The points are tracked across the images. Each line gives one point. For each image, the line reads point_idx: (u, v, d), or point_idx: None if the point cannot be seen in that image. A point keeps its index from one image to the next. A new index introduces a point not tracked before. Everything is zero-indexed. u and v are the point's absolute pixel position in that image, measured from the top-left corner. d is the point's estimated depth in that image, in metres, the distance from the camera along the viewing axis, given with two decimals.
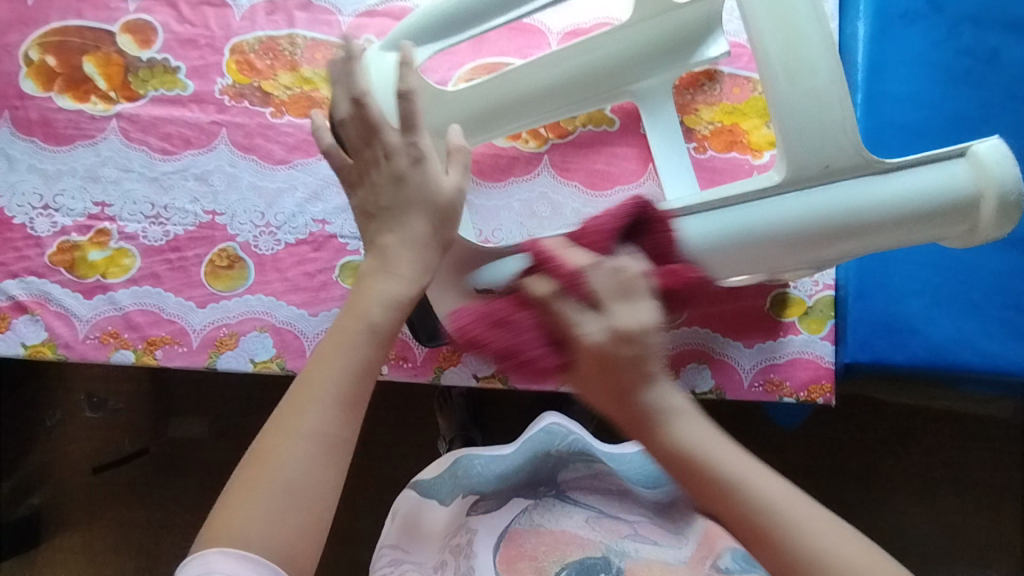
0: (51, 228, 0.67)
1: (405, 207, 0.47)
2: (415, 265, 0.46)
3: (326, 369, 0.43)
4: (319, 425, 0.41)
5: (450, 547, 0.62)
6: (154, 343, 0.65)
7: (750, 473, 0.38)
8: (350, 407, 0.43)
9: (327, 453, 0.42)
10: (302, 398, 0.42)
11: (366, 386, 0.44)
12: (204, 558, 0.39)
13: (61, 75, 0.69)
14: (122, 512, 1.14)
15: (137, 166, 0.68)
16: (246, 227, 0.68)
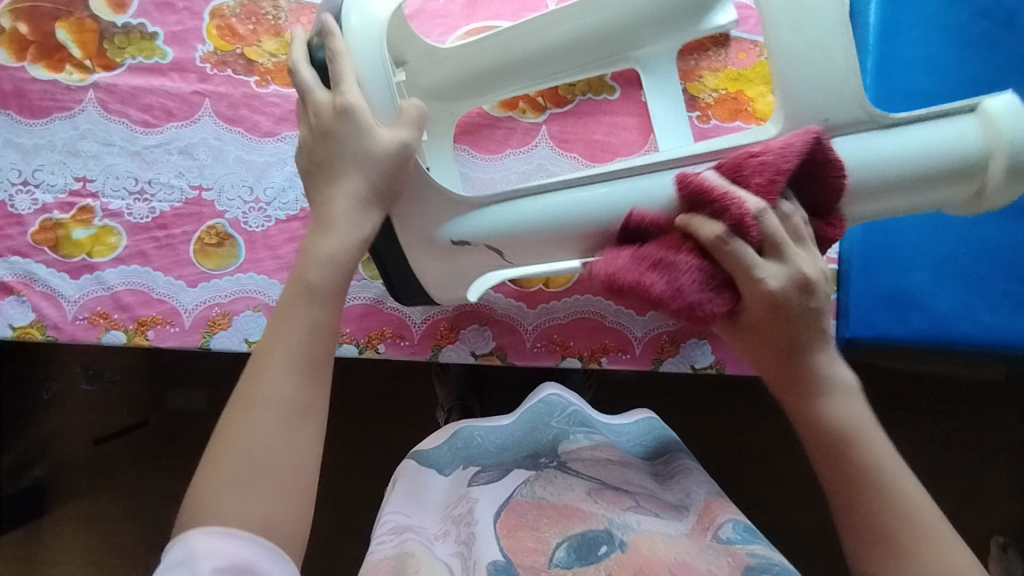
0: (32, 205, 0.65)
1: (340, 162, 0.48)
2: (353, 218, 0.47)
3: (280, 338, 0.43)
4: (277, 391, 0.42)
5: (453, 516, 0.61)
6: (145, 324, 0.64)
7: (885, 466, 0.43)
8: (307, 369, 0.43)
9: (294, 419, 0.42)
10: (259, 369, 0.42)
11: (323, 348, 0.44)
12: (185, 541, 0.38)
13: (32, 43, 0.66)
14: (125, 483, 1.15)
15: (118, 140, 0.65)
16: (235, 203, 0.66)
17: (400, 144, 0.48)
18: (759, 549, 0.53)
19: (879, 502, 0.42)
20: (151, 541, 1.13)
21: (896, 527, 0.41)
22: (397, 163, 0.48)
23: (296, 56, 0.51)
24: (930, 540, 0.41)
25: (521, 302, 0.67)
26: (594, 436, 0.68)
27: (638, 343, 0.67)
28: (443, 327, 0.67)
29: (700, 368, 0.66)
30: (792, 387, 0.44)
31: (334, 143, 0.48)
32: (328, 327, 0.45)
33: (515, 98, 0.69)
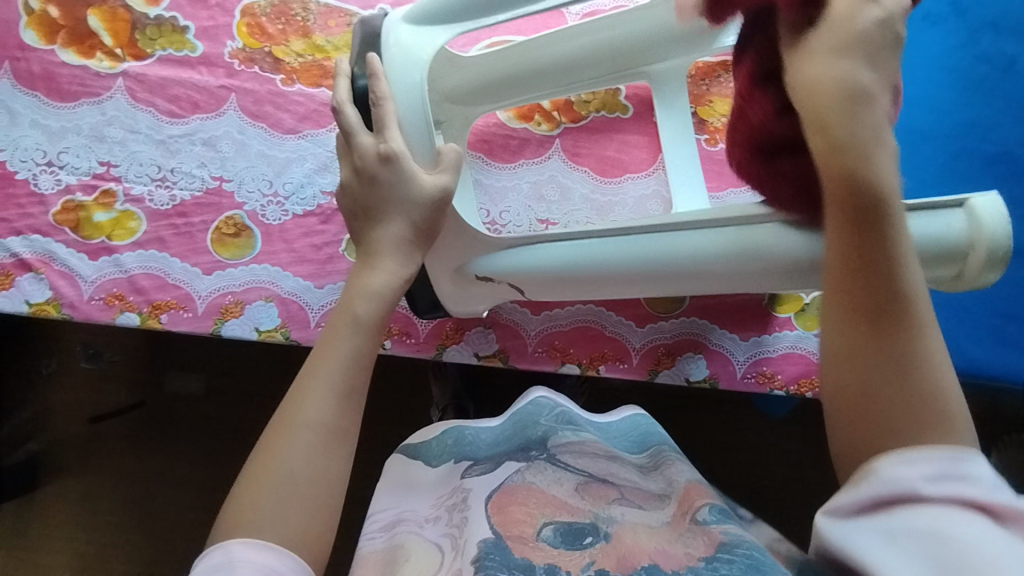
0: (56, 186, 0.66)
1: (386, 203, 0.51)
2: (398, 258, 0.50)
3: (320, 366, 0.45)
4: (317, 415, 0.44)
5: (444, 505, 0.63)
6: (159, 308, 0.66)
7: (908, 298, 0.35)
8: (347, 397, 0.45)
9: (329, 443, 0.44)
10: (301, 393, 0.44)
11: (363, 376, 0.46)
12: (226, 548, 0.40)
13: (64, 28, 0.68)
14: (119, 462, 1.16)
15: (144, 128, 0.67)
16: (254, 195, 0.68)
17: (439, 186, 0.52)
18: (733, 528, 0.55)
19: (881, 317, 0.35)
20: (141, 522, 1.14)
21: (885, 367, 0.34)
22: (434, 203, 0.52)
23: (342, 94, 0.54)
24: (919, 383, 0.34)
25: (525, 309, 0.70)
26: (582, 434, 0.70)
27: (636, 353, 0.69)
28: (448, 327, 0.69)
29: (694, 381, 0.69)
30: (829, 165, 0.37)
31: (382, 186, 0.51)
32: (365, 357, 0.47)
33: (531, 111, 0.71)
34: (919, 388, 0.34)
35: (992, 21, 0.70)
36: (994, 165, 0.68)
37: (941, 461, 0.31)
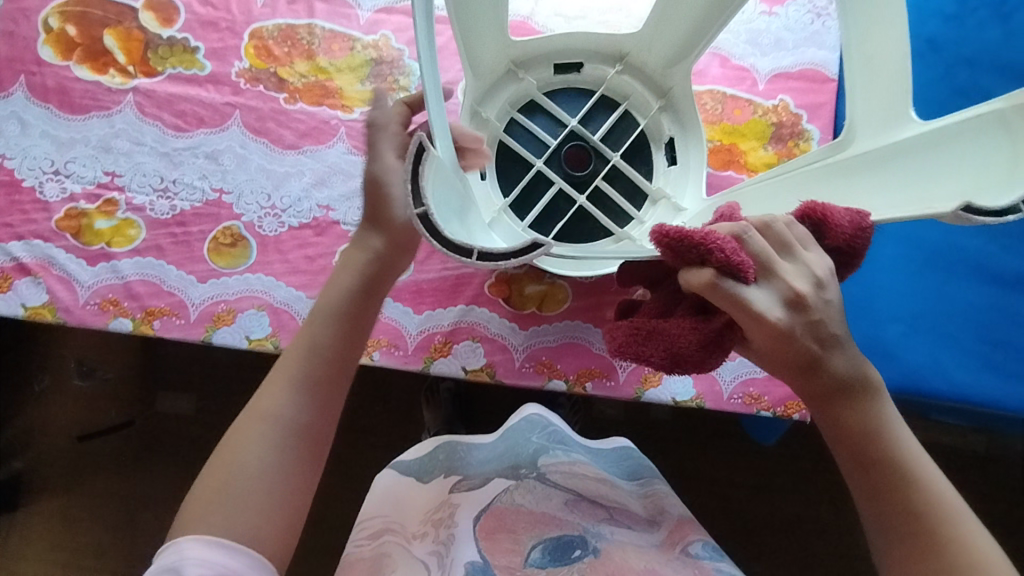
0: (60, 193, 0.68)
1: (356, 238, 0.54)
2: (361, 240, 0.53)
3: (284, 374, 0.50)
4: (277, 409, 0.49)
5: (431, 524, 0.61)
6: (153, 314, 0.67)
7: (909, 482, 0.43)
8: (303, 394, 0.50)
9: (288, 444, 0.48)
10: (270, 387, 0.50)
11: (320, 372, 0.51)
12: (176, 547, 0.45)
13: (79, 45, 0.70)
14: (105, 484, 1.15)
15: (150, 141, 0.70)
16: (252, 207, 0.69)
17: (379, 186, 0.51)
18: (725, 566, 0.57)
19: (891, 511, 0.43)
20: (123, 546, 1.13)
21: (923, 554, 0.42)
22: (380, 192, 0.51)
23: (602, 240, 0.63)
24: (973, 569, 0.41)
25: (513, 324, 0.70)
26: (574, 454, 0.68)
27: (622, 370, 0.69)
28: (437, 341, 0.69)
29: (681, 402, 0.69)
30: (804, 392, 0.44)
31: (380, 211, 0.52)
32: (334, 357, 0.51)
33: None
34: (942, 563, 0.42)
35: (966, 58, 0.73)
36: None
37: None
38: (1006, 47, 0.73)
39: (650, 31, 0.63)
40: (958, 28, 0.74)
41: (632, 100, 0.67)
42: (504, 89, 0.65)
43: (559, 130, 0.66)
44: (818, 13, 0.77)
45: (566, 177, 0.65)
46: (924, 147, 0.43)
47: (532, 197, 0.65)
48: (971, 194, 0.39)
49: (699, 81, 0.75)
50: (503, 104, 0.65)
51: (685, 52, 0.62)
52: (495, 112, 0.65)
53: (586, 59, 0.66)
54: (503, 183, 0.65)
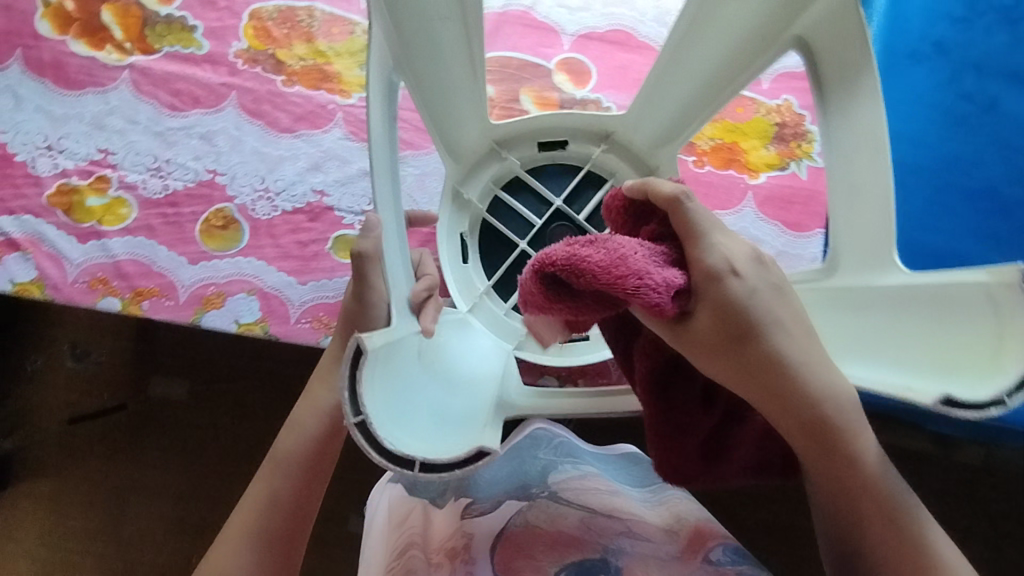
0: (53, 169, 0.67)
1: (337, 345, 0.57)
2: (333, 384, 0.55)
3: (263, 481, 0.54)
4: (236, 565, 0.51)
5: (447, 548, 0.59)
6: (142, 294, 0.66)
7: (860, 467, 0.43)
8: (264, 546, 0.52)
9: (261, 551, 0.52)
10: (229, 541, 0.52)
11: (280, 522, 0.53)
12: None
13: (76, 21, 0.70)
14: (95, 466, 1.15)
15: (144, 119, 0.69)
16: (245, 190, 0.69)
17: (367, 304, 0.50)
18: (750, 570, 0.57)
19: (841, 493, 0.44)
20: (110, 530, 1.12)
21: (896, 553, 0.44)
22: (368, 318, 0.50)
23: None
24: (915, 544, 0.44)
25: None
26: (583, 467, 0.67)
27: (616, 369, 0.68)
28: None
29: None
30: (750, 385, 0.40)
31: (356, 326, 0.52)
32: (305, 467, 0.54)
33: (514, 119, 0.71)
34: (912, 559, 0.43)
35: (973, 62, 0.72)
36: (978, 201, 0.69)
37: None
38: (1013, 53, 0.72)
39: (637, 110, 0.63)
40: (966, 31, 0.73)
41: (620, 176, 0.65)
42: (486, 168, 0.66)
43: (545, 209, 0.66)
44: None
45: None
46: (893, 310, 0.43)
47: (515, 281, 0.66)
48: (948, 383, 0.38)
49: None
50: (484, 184, 0.66)
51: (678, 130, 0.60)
52: (477, 192, 0.65)
53: (570, 137, 0.66)
54: (488, 263, 0.66)
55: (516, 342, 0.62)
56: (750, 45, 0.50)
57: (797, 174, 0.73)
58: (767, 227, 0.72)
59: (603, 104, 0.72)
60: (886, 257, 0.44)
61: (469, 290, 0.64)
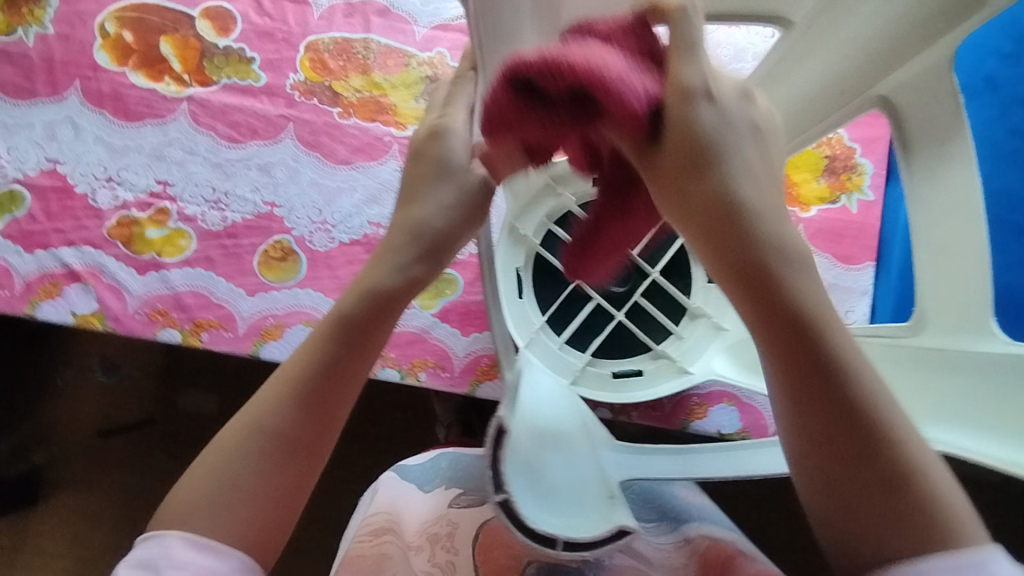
0: (112, 201, 0.68)
1: (404, 214, 0.47)
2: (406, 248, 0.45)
3: (282, 372, 0.41)
4: (277, 424, 0.40)
5: (429, 532, 0.50)
6: (201, 326, 0.67)
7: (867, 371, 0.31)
8: (317, 408, 0.40)
9: (285, 451, 0.39)
10: (232, 447, 0.39)
11: (343, 397, 0.41)
12: (162, 546, 0.37)
13: (135, 52, 0.70)
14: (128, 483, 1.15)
15: (203, 150, 0.69)
16: (303, 222, 0.69)
17: (476, 181, 0.47)
18: None
19: (837, 400, 0.30)
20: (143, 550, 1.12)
21: (874, 514, 0.29)
22: (476, 203, 0.47)
23: (637, 358, 0.67)
24: (924, 498, 0.29)
25: None
26: None
27: (669, 403, 0.70)
28: (484, 364, 0.69)
29: (726, 435, 0.69)
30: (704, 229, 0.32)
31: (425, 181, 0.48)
32: (342, 369, 0.41)
33: None
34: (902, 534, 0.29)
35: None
36: None
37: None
38: None
39: None
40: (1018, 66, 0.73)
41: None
42: (542, 202, 0.67)
43: None
44: None
45: (605, 292, 0.69)
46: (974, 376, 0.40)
47: (568, 313, 0.69)
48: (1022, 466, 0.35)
49: None
50: (540, 217, 0.67)
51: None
52: (531, 226, 0.67)
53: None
54: (543, 297, 0.69)
55: (572, 376, 0.66)
56: (827, 97, 0.45)
57: (847, 207, 0.74)
58: (819, 260, 0.73)
59: None
60: (981, 318, 0.41)
61: (525, 324, 0.66)
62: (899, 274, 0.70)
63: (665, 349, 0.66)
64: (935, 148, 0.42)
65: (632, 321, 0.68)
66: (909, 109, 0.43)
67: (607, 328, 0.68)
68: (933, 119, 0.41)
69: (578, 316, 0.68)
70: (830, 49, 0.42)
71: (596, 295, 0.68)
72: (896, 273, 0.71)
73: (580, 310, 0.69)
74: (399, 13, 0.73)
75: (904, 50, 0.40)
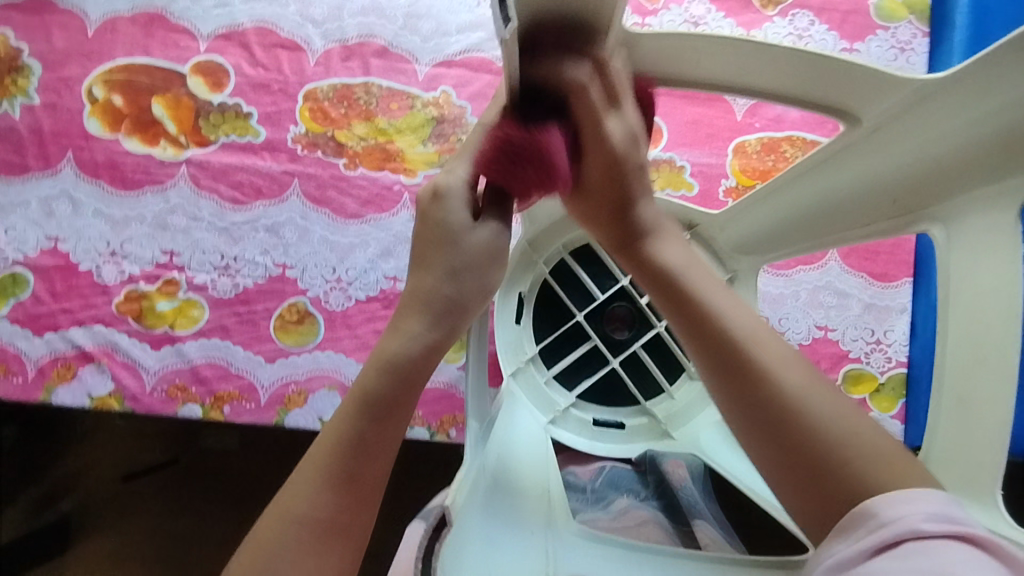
0: (118, 275, 0.65)
1: (420, 283, 0.45)
2: (423, 315, 0.44)
3: (313, 463, 0.39)
4: (311, 509, 0.38)
5: None
6: (222, 399, 0.64)
7: (753, 331, 0.38)
8: (345, 488, 0.38)
9: (326, 539, 0.38)
10: (267, 537, 0.37)
11: (374, 472, 0.39)
12: None
13: (127, 116, 0.67)
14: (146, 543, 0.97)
15: (207, 216, 0.67)
16: (317, 282, 0.67)
17: (494, 237, 0.45)
18: None
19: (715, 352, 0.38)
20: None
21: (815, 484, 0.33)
22: (495, 254, 0.46)
23: (621, 411, 0.64)
24: (835, 448, 0.33)
25: None
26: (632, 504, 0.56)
27: None
28: None
29: None
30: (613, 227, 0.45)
31: (441, 245, 0.45)
32: (374, 447, 0.40)
33: None
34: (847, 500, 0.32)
35: None
36: None
37: (881, 527, 0.30)
38: None
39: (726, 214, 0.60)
40: None
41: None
42: (563, 233, 0.63)
43: (609, 283, 0.67)
44: (902, 48, 0.71)
45: (605, 335, 0.67)
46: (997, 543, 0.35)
47: (562, 348, 0.67)
48: None
49: (778, 128, 0.71)
50: (556, 248, 0.64)
51: (762, 248, 0.58)
52: (545, 256, 0.64)
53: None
54: (540, 327, 0.67)
55: (552, 416, 0.61)
56: (877, 200, 0.44)
57: None
58: (855, 280, 0.70)
59: (676, 163, 0.70)
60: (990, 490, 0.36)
61: (516, 353, 0.63)
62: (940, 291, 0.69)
63: (653, 407, 0.63)
64: (977, 267, 0.38)
65: (625, 370, 0.65)
66: (954, 232, 0.40)
67: (600, 370, 0.66)
68: (980, 244, 0.38)
69: (571, 354, 0.65)
70: (887, 154, 0.42)
71: (594, 337, 0.66)
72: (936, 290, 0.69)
73: (573, 347, 0.67)
74: (399, 53, 0.70)
75: (963, 175, 0.38)
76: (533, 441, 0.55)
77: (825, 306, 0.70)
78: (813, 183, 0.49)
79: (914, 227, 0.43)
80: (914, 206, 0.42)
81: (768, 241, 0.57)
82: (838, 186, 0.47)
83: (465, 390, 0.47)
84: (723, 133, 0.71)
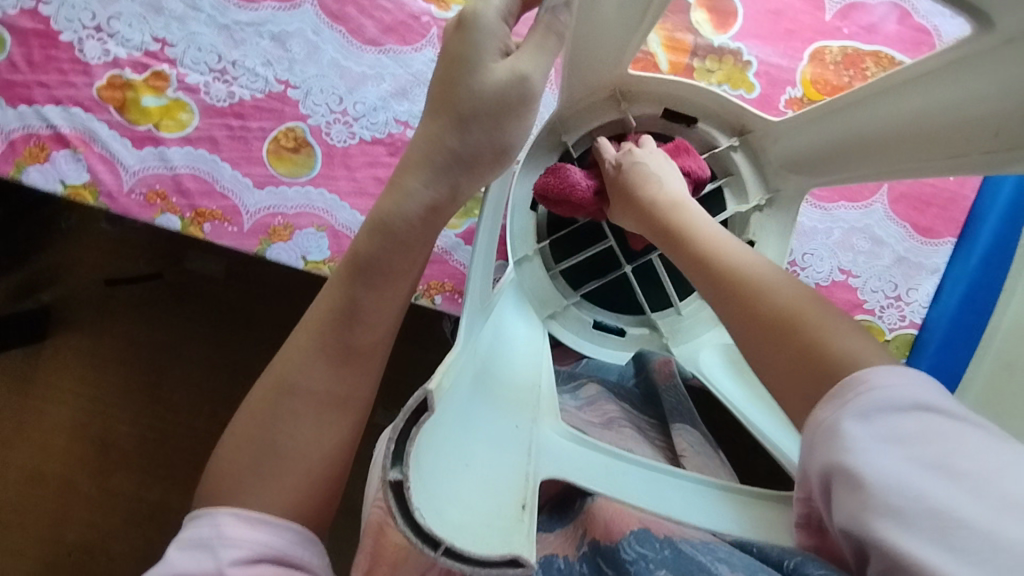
0: (102, 56, 0.58)
1: (433, 126, 0.40)
2: (426, 175, 0.40)
3: (309, 335, 0.41)
4: (311, 382, 0.40)
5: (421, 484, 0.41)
6: (203, 216, 0.58)
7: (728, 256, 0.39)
8: (344, 363, 0.40)
9: (328, 410, 0.40)
10: (269, 407, 0.40)
11: (361, 348, 0.41)
12: (214, 519, 0.37)
13: None
14: (121, 350, 0.95)
15: (208, 7, 0.60)
16: (320, 109, 0.60)
17: (516, 76, 0.39)
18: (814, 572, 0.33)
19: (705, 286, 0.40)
20: (153, 420, 0.94)
21: (771, 349, 0.34)
22: (512, 102, 0.39)
23: (624, 319, 0.61)
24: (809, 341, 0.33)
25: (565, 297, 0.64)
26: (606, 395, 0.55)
27: None
28: None
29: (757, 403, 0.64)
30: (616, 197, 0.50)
31: (459, 82, 0.40)
32: (367, 320, 0.40)
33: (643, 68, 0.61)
34: (812, 360, 0.33)
35: None
36: None
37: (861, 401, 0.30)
38: None
39: (787, 123, 0.53)
40: None
41: (732, 180, 0.58)
42: (597, 116, 0.56)
43: None
44: None
45: (623, 242, 0.62)
46: None
47: (575, 245, 0.62)
48: None
49: (868, 39, 0.61)
50: (587, 133, 0.57)
51: (820, 170, 0.52)
52: (576, 141, 0.57)
53: (703, 118, 0.57)
54: (555, 219, 0.61)
55: (552, 310, 0.59)
56: (976, 132, 0.38)
57: None
58: (895, 229, 0.65)
59: (742, 57, 0.61)
60: None
61: (526, 239, 0.59)
62: (980, 262, 0.62)
63: (656, 320, 0.60)
64: None
65: (636, 279, 0.61)
66: None
67: (611, 275, 0.61)
68: None
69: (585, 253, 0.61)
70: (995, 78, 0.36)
71: (612, 239, 0.61)
72: (976, 258, 0.63)
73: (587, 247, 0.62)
74: None
75: None
76: (524, 341, 0.52)
77: (855, 251, 0.65)
78: (908, 101, 0.42)
79: (1014, 170, 0.37)
80: (1019, 143, 0.36)
81: (826, 166, 0.51)
82: (936, 108, 0.40)
83: (470, 262, 0.42)
84: (804, 32, 0.62)
